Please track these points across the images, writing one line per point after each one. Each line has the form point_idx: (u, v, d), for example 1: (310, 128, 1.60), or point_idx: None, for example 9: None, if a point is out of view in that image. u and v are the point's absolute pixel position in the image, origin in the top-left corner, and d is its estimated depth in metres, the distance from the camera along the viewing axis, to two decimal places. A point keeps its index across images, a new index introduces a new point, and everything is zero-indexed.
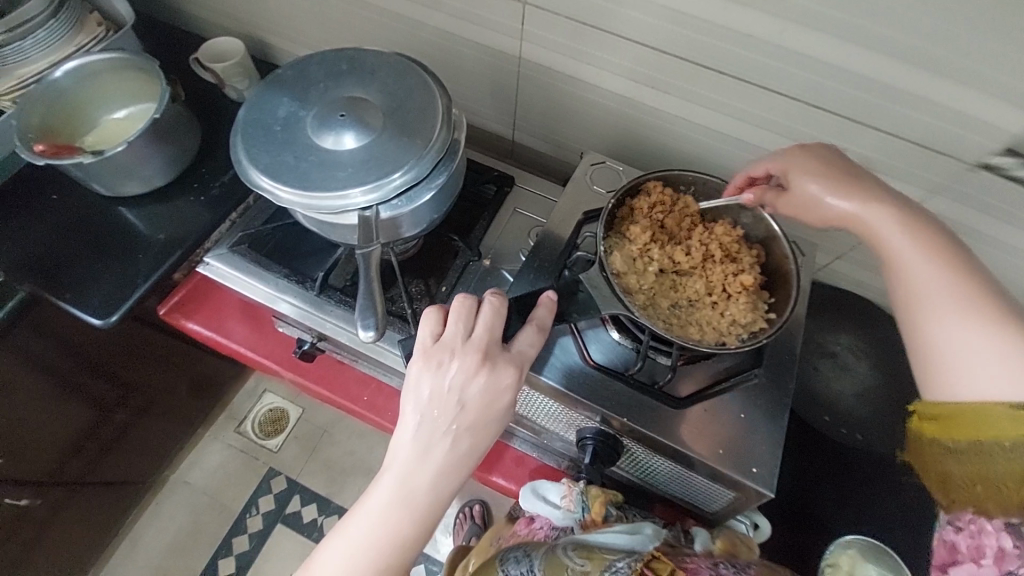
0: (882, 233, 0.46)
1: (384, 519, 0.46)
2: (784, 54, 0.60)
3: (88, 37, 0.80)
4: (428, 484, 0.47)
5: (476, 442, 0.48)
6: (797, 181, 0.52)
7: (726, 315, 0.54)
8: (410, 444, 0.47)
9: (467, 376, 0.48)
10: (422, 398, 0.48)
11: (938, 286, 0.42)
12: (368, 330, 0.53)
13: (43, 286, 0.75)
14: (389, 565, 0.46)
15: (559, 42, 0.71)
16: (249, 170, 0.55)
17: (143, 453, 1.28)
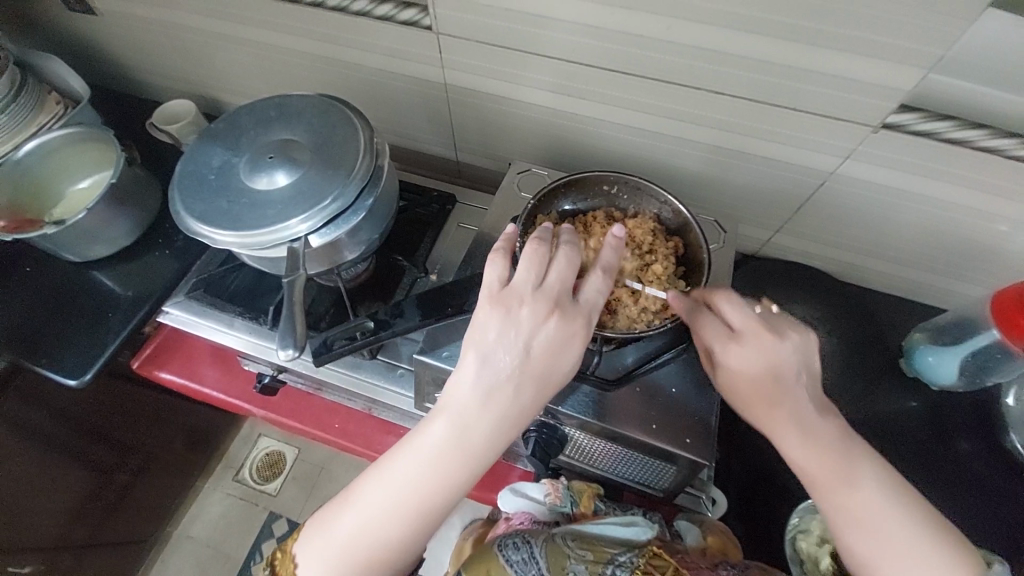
0: (806, 441, 0.48)
1: (438, 459, 0.48)
2: (678, 49, 0.63)
3: (48, 117, 0.85)
4: (483, 431, 0.48)
5: (533, 393, 0.49)
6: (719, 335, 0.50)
7: (639, 302, 0.57)
8: (468, 388, 0.48)
9: (535, 325, 0.48)
10: (485, 343, 0.48)
11: (873, 510, 0.45)
12: (288, 350, 0.56)
13: (20, 354, 0.79)
14: (441, 500, 0.49)
15: (477, 65, 0.75)
16: (187, 219, 0.59)
17: (145, 511, 1.29)
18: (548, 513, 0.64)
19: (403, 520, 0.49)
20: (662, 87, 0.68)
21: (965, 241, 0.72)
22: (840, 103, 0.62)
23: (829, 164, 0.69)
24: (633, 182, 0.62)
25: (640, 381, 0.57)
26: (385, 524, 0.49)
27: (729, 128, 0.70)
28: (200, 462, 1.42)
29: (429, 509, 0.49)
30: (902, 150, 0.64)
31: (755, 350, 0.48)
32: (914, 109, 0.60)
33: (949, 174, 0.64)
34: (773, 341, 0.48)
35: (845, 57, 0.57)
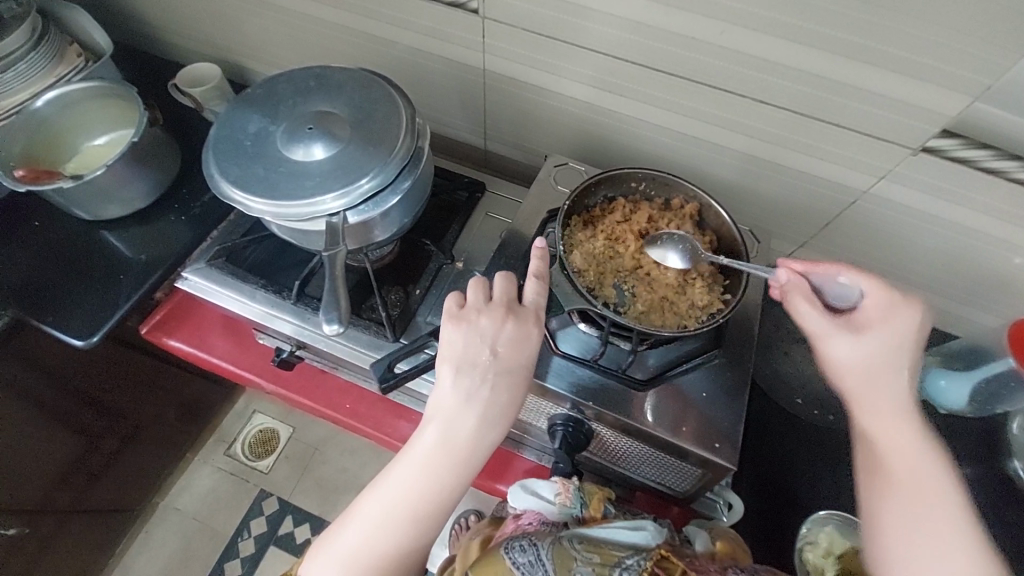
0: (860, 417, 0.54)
1: (431, 461, 0.50)
2: (726, 54, 0.63)
3: (69, 69, 0.83)
4: (469, 430, 0.50)
5: (508, 389, 0.51)
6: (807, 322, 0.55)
7: (687, 299, 0.59)
8: (448, 394, 0.50)
9: (493, 327, 0.51)
10: (451, 353, 0.51)
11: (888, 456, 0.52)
12: (332, 325, 0.57)
13: (26, 311, 0.76)
14: (436, 503, 0.51)
15: (519, 53, 0.74)
16: (221, 184, 0.57)
17: (133, 479, 1.26)
18: (557, 516, 0.62)
19: (402, 527, 0.50)
20: (705, 92, 0.68)
21: (985, 269, 0.73)
22: (882, 122, 0.62)
23: (862, 183, 0.70)
24: (662, 177, 0.64)
25: (671, 384, 0.57)
26: (387, 531, 0.50)
27: (766, 138, 0.70)
28: (191, 435, 1.40)
29: (425, 512, 0.51)
30: (937, 174, 0.64)
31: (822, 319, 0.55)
32: (955, 135, 0.60)
33: (980, 202, 0.65)
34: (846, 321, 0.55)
35: (893, 76, 0.58)
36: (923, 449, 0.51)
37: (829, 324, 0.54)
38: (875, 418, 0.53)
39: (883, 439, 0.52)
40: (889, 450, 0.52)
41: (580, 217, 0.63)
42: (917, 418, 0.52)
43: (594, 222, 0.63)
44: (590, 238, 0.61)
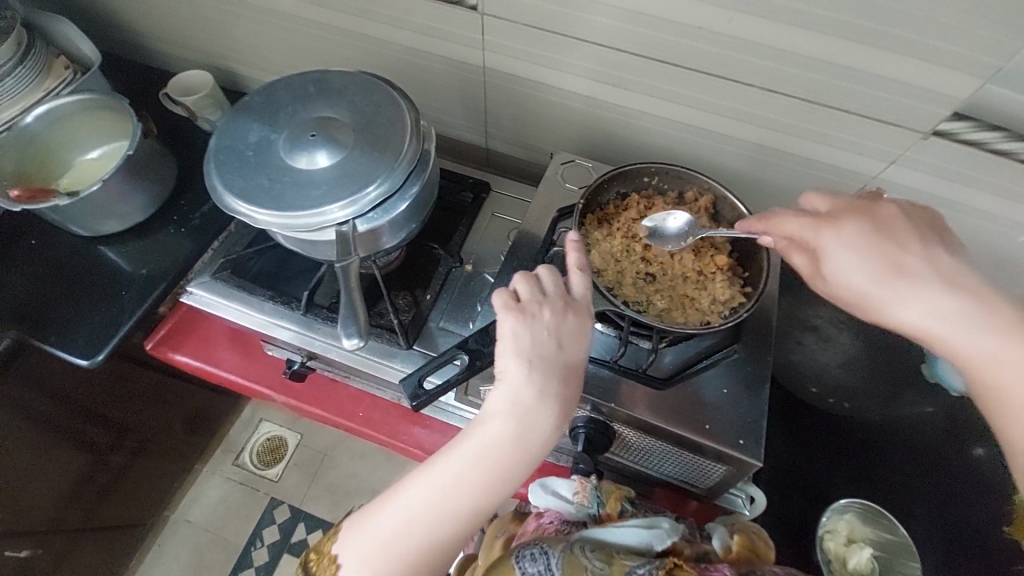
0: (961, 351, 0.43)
1: (491, 460, 0.48)
2: (732, 42, 0.62)
3: (57, 82, 0.80)
4: (535, 427, 0.48)
5: (570, 388, 0.49)
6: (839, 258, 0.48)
7: (707, 294, 0.59)
8: (511, 391, 0.48)
9: (555, 322, 0.50)
10: (513, 347, 0.48)
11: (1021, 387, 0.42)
12: (353, 339, 0.56)
13: (27, 332, 0.75)
14: (496, 500, 0.49)
15: (520, 49, 0.73)
16: (225, 196, 0.56)
17: (142, 494, 1.25)
18: (576, 514, 0.63)
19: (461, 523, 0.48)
20: (711, 82, 0.67)
21: (995, 251, 0.73)
22: (892, 107, 0.62)
23: (870, 169, 0.69)
24: (674, 171, 0.63)
25: (692, 381, 0.57)
26: (437, 529, 0.48)
27: (775, 127, 0.69)
28: (198, 446, 1.39)
29: (478, 513, 0.49)
30: (947, 158, 0.64)
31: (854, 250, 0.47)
32: (966, 117, 0.60)
33: (991, 184, 0.65)
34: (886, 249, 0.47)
35: (903, 60, 0.57)
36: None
37: (880, 268, 0.46)
38: (994, 364, 0.42)
39: (1015, 390, 0.42)
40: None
41: (594, 216, 0.63)
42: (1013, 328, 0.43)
43: (609, 221, 0.63)
44: (605, 238, 0.61)
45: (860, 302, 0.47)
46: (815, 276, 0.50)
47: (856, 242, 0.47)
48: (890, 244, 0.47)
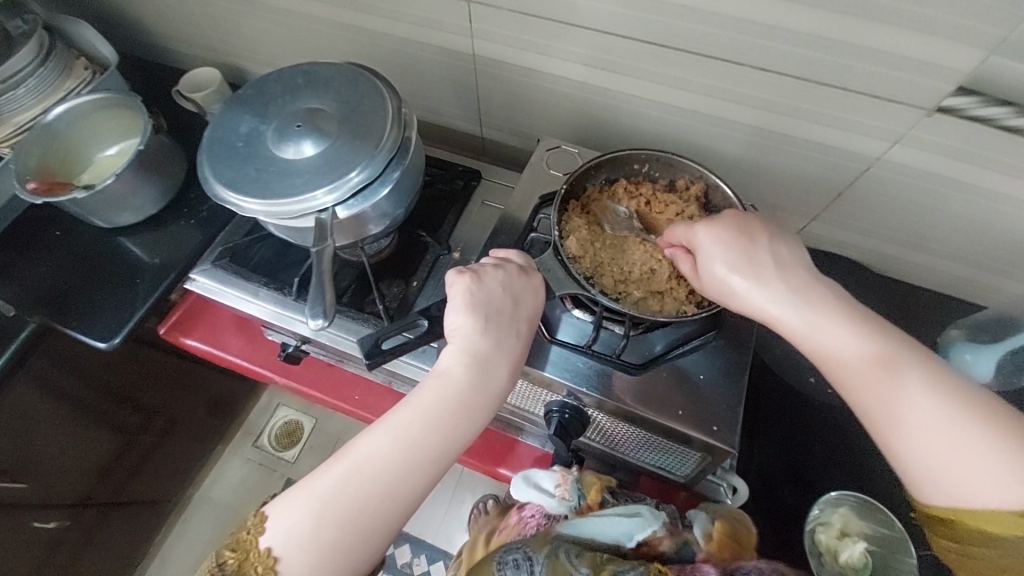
0: (831, 352, 0.46)
1: (446, 405, 0.50)
2: (721, 20, 0.60)
3: (76, 81, 0.86)
4: (488, 375, 0.51)
5: (518, 344, 0.53)
6: (704, 252, 0.51)
7: (688, 283, 0.57)
8: (462, 345, 0.52)
9: (506, 281, 0.53)
10: (466, 304, 0.52)
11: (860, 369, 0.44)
12: (318, 319, 0.58)
13: (51, 316, 0.80)
14: (450, 449, 0.51)
15: (507, 35, 0.73)
16: (215, 185, 0.58)
17: (167, 472, 1.33)
18: (559, 508, 0.61)
19: (414, 472, 0.49)
20: (700, 62, 0.65)
21: (1011, 235, 0.68)
22: (892, 83, 0.58)
23: (873, 149, 0.66)
24: (666, 157, 0.62)
25: (669, 366, 0.56)
26: (386, 478, 0.48)
27: (771, 108, 0.67)
28: (220, 428, 1.46)
29: (427, 464, 0.50)
30: (954, 135, 0.60)
31: (710, 236, 0.51)
32: (974, 92, 0.56)
33: (1004, 162, 0.60)
34: (739, 223, 0.51)
35: (900, 32, 0.54)
36: (899, 362, 0.43)
37: (743, 267, 0.49)
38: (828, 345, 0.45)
39: (860, 370, 0.44)
40: (870, 375, 0.44)
41: (579, 203, 0.62)
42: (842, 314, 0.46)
43: (594, 206, 0.62)
44: (589, 223, 0.61)
45: (732, 297, 0.49)
46: (696, 277, 0.52)
47: (719, 241, 0.50)
48: (751, 246, 0.50)
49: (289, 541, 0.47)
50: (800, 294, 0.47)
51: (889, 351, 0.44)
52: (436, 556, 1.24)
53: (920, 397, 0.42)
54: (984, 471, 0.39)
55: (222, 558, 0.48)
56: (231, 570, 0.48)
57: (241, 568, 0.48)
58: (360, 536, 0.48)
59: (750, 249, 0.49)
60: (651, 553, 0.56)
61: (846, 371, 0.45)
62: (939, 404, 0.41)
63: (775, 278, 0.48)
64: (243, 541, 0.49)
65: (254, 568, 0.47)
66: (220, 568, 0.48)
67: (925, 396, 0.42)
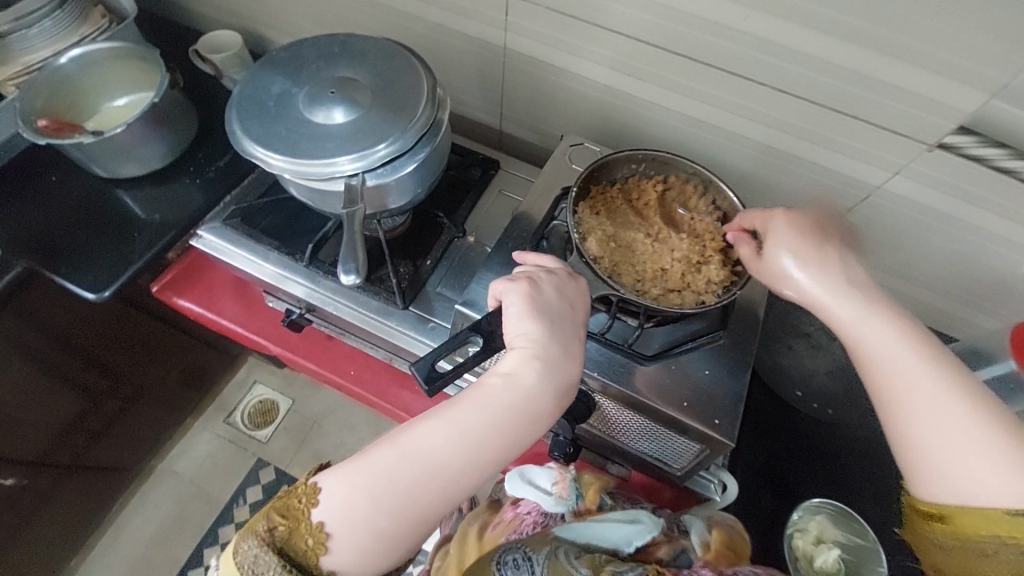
0: (875, 346, 0.47)
1: (508, 408, 0.49)
2: (748, 40, 0.63)
3: (92, 28, 0.84)
4: (552, 379, 0.50)
5: (580, 352, 0.53)
6: (771, 246, 0.53)
7: (702, 274, 0.60)
8: (525, 348, 0.50)
9: (562, 287, 0.53)
10: (528, 308, 0.51)
11: (897, 366, 0.45)
12: (350, 276, 0.58)
13: (40, 261, 0.77)
14: (509, 451, 0.49)
15: (540, 31, 0.75)
16: (243, 140, 0.58)
17: (133, 440, 1.28)
18: (556, 507, 0.62)
19: (472, 472, 0.48)
20: (723, 78, 0.68)
21: (991, 273, 0.73)
22: (899, 117, 0.62)
23: (874, 178, 0.70)
24: (660, 156, 0.65)
25: (675, 360, 0.58)
26: (443, 476, 0.47)
27: (784, 129, 0.70)
28: (192, 401, 1.42)
29: (486, 464, 0.48)
30: (950, 171, 0.65)
31: (780, 226, 0.53)
32: (973, 132, 0.60)
33: (991, 201, 0.65)
34: (801, 219, 0.53)
35: (913, 69, 0.58)
36: (939, 367, 0.45)
37: (802, 257, 0.51)
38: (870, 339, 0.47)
39: (897, 365, 0.46)
40: (903, 368, 0.45)
41: (586, 204, 0.64)
42: (887, 314, 0.47)
43: (601, 206, 0.64)
44: (601, 223, 0.62)
45: (782, 282, 0.52)
46: (754, 259, 0.54)
47: (792, 230, 0.53)
48: (821, 241, 0.52)
49: (342, 521, 0.46)
50: (857, 286, 0.49)
51: (923, 356, 0.45)
52: None
53: (953, 400, 0.43)
54: (988, 477, 0.41)
55: (272, 523, 0.47)
56: (281, 535, 0.46)
57: (291, 536, 0.47)
58: (413, 529, 0.47)
59: (809, 240, 0.52)
60: (649, 558, 0.57)
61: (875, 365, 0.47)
62: (970, 408, 0.43)
63: (835, 270, 0.50)
64: (293, 508, 0.47)
65: (306, 540, 0.46)
66: (269, 532, 0.46)
67: (962, 403, 0.43)
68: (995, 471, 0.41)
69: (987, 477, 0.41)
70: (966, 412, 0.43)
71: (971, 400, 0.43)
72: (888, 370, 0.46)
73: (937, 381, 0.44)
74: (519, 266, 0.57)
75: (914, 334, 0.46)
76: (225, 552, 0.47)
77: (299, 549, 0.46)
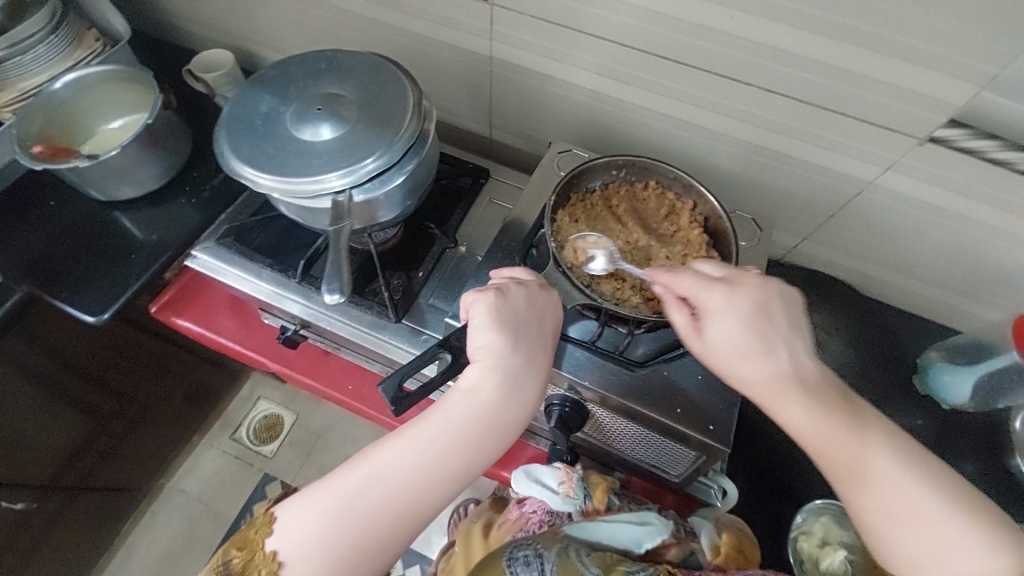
0: (822, 435, 0.47)
1: (469, 423, 0.48)
2: (733, 41, 0.63)
3: (86, 52, 0.86)
4: (514, 393, 0.50)
5: (546, 361, 0.52)
6: (710, 330, 0.50)
7: None
8: (489, 360, 0.50)
9: (531, 297, 0.53)
10: (493, 320, 0.51)
11: (842, 451, 0.46)
12: (334, 295, 0.58)
13: (40, 286, 0.78)
14: (473, 466, 0.49)
15: (526, 39, 0.75)
16: (232, 161, 0.59)
17: (140, 458, 1.28)
18: (562, 505, 0.61)
19: (435, 489, 0.47)
20: (711, 79, 0.68)
21: (989, 266, 0.73)
22: (889, 111, 0.62)
23: (867, 173, 0.69)
24: (642, 162, 0.65)
25: (667, 366, 0.58)
26: (404, 495, 0.46)
27: (775, 128, 0.70)
28: (197, 417, 1.42)
29: (449, 482, 0.48)
30: (943, 165, 0.64)
31: (716, 309, 0.50)
32: (962, 125, 0.60)
33: (985, 194, 0.65)
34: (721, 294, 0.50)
35: (901, 65, 0.58)
36: (885, 451, 0.46)
37: (753, 344, 0.48)
38: (817, 436, 0.47)
39: (865, 471, 0.45)
40: (848, 455, 0.46)
41: (565, 212, 0.64)
42: (832, 399, 0.47)
43: (581, 213, 0.64)
44: (579, 232, 0.62)
45: (727, 366, 0.50)
46: (699, 341, 0.51)
47: (732, 310, 0.49)
48: (757, 317, 0.49)
49: (302, 548, 0.45)
50: (812, 382, 0.48)
51: (860, 440, 0.46)
52: (413, 560, 1.22)
53: (903, 488, 0.44)
54: (949, 545, 0.43)
55: (228, 556, 0.47)
56: (235, 569, 0.46)
57: (245, 569, 0.46)
58: (375, 553, 0.46)
59: (769, 327, 0.49)
60: (657, 560, 0.58)
61: (833, 454, 0.47)
62: (921, 494, 0.44)
63: (778, 361, 0.48)
64: (249, 540, 0.47)
65: (258, 571, 0.45)
66: (224, 566, 0.47)
67: (917, 492, 0.44)
68: (949, 540, 0.43)
69: (935, 558, 0.43)
70: (918, 495, 0.44)
71: (929, 487, 0.44)
72: (835, 454, 0.47)
73: (888, 470, 0.45)
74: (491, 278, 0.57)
75: (863, 428, 0.46)
76: None
77: None
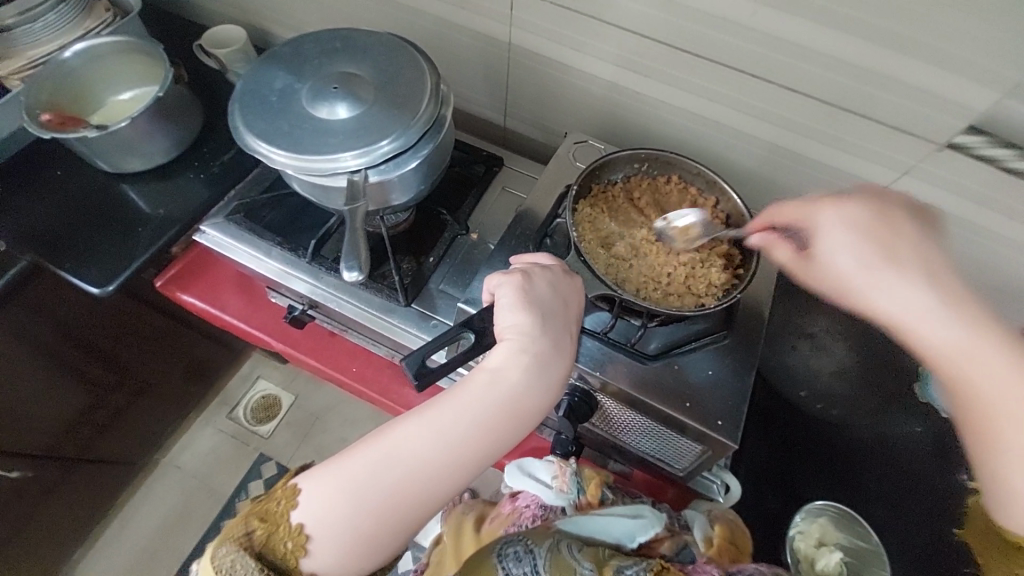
0: (944, 347, 0.44)
1: (495, 405, 0.48)
2: (758, 36, 0.62)
3: (96, 23, 0.84)
4: (539, 376, 0.50)
5: (571, 346, 0.52)
6: (821, 252, 0.51)
7: (703, 278, 0.59)
8: (516, 343, 0.49)
9: (556, 282, 0.53)
10: (519, 301, 0.50)
11: (964, 363, 0.43)
12: (352, 273, 0.58)
13: (44, 255, 0.77)
14: (496, 448, 0.49)
15: (547, 27, 0.74)
16: (246, 136, 0.58)
17: (136, 433, 1.28)
18: (554, 499, 0.62)
19: (458, 468, 0.47)
20: (732, 75, 0.67)
21: (999, 276, 0.73)
22: (910, 115, 0.62)
23: (883, 177, 0.69)
24: (664, 156, 0.64)
25: (676, 360, 0.58)
26: (429, 474, 0.47)
27: (794, 128, 0.69)
28: (195, 395, 1.42)
29: (471, 462, 0.48)
30: (961, 172, 0.64)
31: (836, 225, 0.50)
32: (983, 132, 0.59)
33: (1001, 202, 0.65)
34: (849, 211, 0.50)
35: (927, 67, 0.57)
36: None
37: (858, 256, 0.48)
38: (958, 350, 0.44)
39: (983, 386, 0.42)
40: (966, 370, 0.43)
41: (587, 203, 0.63)
42: (966, 308, 0.45)
43: (603, 206, 0.64)
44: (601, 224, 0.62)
45: (839, 282, 0.49)
46: (801, 261, 0.52)
47: (857, 230, 0.49)
48: (890, 236, 0.49)
49: (325, 522, 0.46)
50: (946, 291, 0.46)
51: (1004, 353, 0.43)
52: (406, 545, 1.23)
53: None
54: None
55: (249, 527, 0.46)
56: (258, 540, 0.45)
57: (269, 541, 0.46)
58: (397, 528, 0.46)
59: (889, 242, 0.48)
60: (651, 554, 0.57)
61: (945, 372, 0.44)
62: None
63: (911, 275, 0.47)
64: (272, 512, 0.47)
65: (284, 544, 0.45)
66: (246, 537, 0.45)
67: None
68: None
69: None
70: None
71: None
72: (955, 368, 0.44)
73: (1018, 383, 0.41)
74: (512, 263, 0.57)
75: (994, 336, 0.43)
76: (200, 559, 0.46)
77: (278, 553, 0.45)
